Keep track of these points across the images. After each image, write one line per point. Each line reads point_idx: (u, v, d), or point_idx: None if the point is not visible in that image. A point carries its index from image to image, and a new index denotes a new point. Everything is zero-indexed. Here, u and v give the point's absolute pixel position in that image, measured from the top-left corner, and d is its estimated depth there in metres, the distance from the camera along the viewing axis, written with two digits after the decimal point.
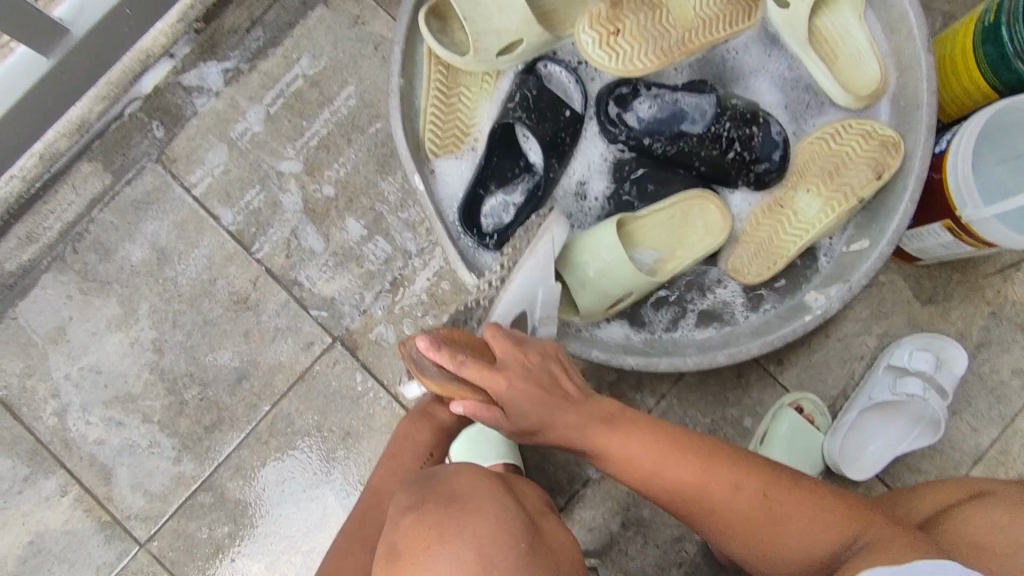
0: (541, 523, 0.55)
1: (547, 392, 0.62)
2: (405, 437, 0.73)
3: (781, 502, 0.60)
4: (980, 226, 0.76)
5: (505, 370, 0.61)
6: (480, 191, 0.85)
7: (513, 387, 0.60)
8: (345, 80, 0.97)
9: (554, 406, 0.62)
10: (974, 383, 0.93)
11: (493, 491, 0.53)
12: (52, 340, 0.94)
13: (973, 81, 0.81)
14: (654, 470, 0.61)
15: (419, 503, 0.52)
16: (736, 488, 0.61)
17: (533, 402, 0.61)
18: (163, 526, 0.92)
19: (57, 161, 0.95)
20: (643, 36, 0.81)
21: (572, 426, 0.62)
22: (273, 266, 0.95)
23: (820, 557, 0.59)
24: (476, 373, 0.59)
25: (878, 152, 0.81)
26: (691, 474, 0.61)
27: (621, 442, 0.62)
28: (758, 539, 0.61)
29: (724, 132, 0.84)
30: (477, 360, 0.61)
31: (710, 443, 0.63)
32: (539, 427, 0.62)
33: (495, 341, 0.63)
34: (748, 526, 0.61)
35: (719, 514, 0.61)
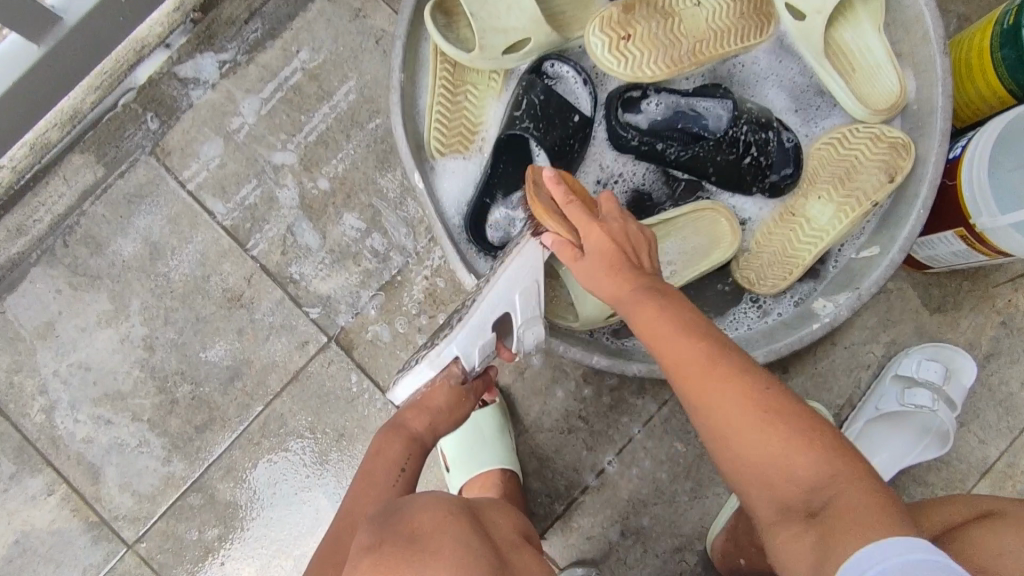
0: (511, 557, 0.52)
1: (625, 250, 0.63)
2: (380, 450, 0.66)
3: (778, 423, 0.52)
4: (995, 235, 0.74)
5: (602, 222, 0.65)
6: (487, 201, 0.83)
7: (598, 234, 0.64)
8: (344, 74, 0.94)
9: (618, 268, 0.62)
10: (982, 395, 0.91)
11: (457, 530, 0.51)
12: (41, 335, 0.92)
13: (989, 86, 0.79)
14: (660, 331, 0.58)
15: (378, 544, 0.50)
16: (755, 397, 0.53)
17: (605, 268, 0.63)
18: (151, 527, 0.90)
19: (49, 152, 0.93)
20: (654, 43, 0.79)
21: (632, 292, 0.61)
22: (268, 263, 0.93)
23: (800, 489, 0.51)
24: (578, 216, 0.65)
25: (888, 155, 0.79)
26: (697, 354, 0.56)
27: (652, 312, 0.59)
28: (732, 439, 0.54)
29: (740, 136, 0.81)
30: (575, 205, 0.66)
31: (725, 349, 0.56)
32: (600, 273, 0.63)
33: (610, 201, 0.67)
34: (729, 437, 0.54)
35: (715, 414, 0.54)
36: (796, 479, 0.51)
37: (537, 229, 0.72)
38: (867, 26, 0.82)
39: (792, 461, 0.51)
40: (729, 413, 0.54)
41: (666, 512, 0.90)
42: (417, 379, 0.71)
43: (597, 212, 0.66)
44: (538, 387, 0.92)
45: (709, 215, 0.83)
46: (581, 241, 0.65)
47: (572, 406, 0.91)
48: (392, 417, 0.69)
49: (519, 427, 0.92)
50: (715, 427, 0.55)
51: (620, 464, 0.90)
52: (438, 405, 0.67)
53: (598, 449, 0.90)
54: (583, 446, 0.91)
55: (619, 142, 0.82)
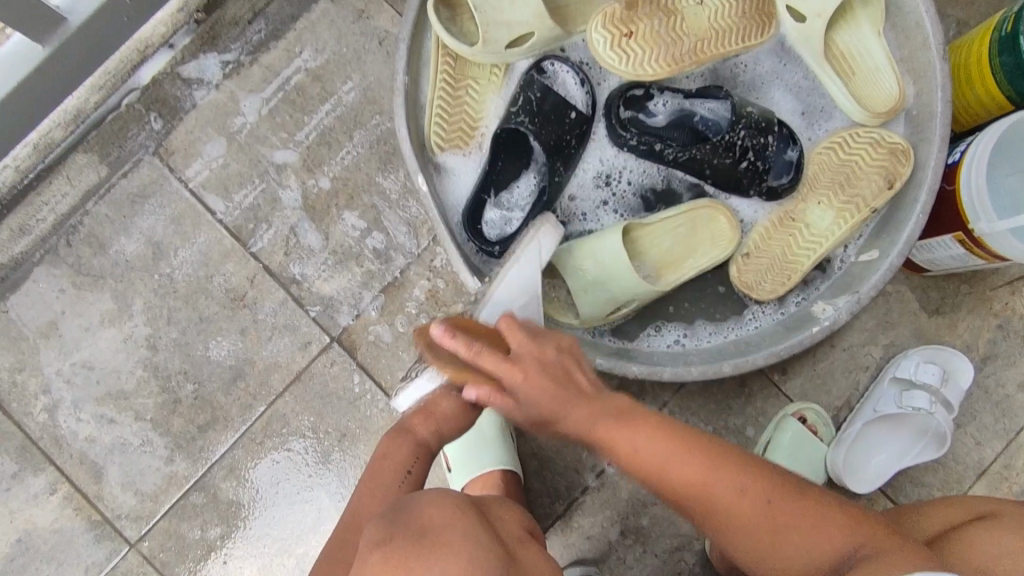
0: (518, 550, 0.53)
1: (562, 385, 0.57)
2: (386, 453, 0.69)
3: (789, 511, 0.57)
4: (992, 239, 0.75)
5: (519, 364, 0.56)
6: (484, 197, 0.84)
7: (528, 384, 0.56)
8: (347, 75, 0.95)
9: (568, 402, 0.57)
10: (979, 397, 0.92)
11: (466, 525, 0.51)
12: (44, 334, 0.92)
13: (987, 91, 0.80)
14: (661, 460, 0.58)
15: (387, 539, 0.51)
16: (762, 497, 0.57)
17: (544, 387, 0.56)
18: (154, 526, 0.91)
19: (52, 151, 0.93)
20: (656, 41, 0.80)
21: (597, 417, 0.58)
22: (271, 263, 0.93)
23: (827, 559, 0.56)
24: (491, 364, 0.56)
25: (887, 161, 0.80)
26: (693, 470, 0.58)
27: (623, 435, 0.58)
28: (757, 538, 0.57)
29: (738, 140, 0.82)
30: (484, 355, 0.56)
31: (717, 441, 0.60)
32: (552, 415, 0.58)
33: (512, 327, 0.59)
34: (754, 529, 0.57)
35: (729, 517, 0.58)
36: (821, 551, 0.56)
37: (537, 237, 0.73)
38: (867, 28, 0.83)
39: (814, 545, 0.57)
40: (743, 506, 0.57)
41: (666, 512, 0.91)
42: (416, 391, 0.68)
43: (508, 355, 0.57)
44: None
45: (706, 215, 0.84)
46: (507, 384, 0.56)
47: None
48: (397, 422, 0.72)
49: (521, 426, 0.92)
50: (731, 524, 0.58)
51: (620, 464, 0.91)
52: (442, 410, 0.68)
53: None
54: (584, 447, 0.91)
55: (618, 140, 0.84)
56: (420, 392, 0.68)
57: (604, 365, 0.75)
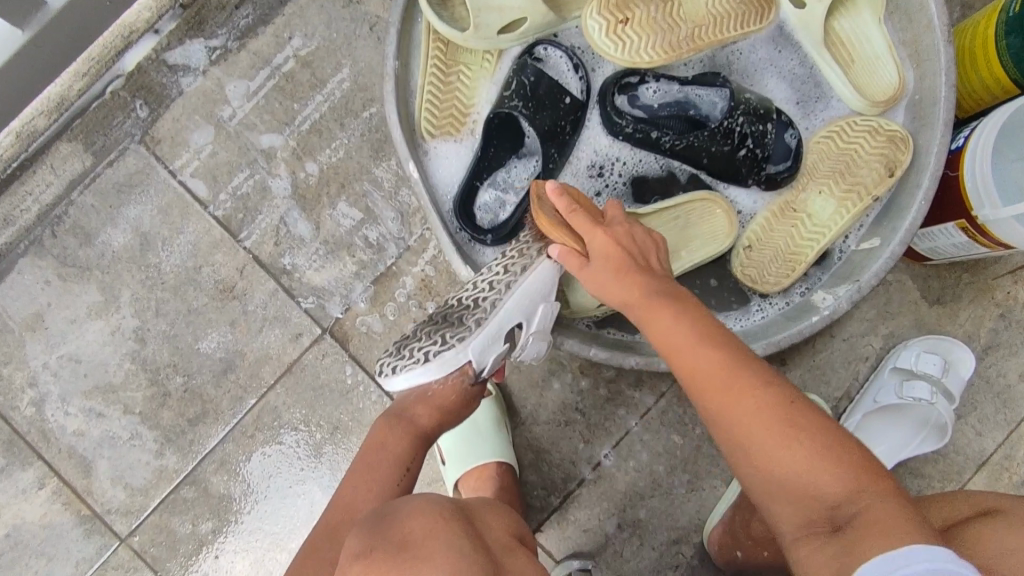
0: (506, 560, 0.51)
1: (626, 257, 0.66)
2: (375, 442, 0.68)
3: (797, 434, 0.53)
4: (996, 226, 0.73)
5: (604, 227, 0.67)
6: (476, 183, 0.82)
7: (598, 238, 0.66)
8: (337, 62, 0.93)
9: (626, 269, 0.65)
10: (980, 387, 0.91)
11: (449, 537, 0.50)
12: (29, 327, 0.90)
13: (992, 75, 0.78)
14: (677, 343, 0.60)
15: (368, 551, 0.50)
16: (771, 413, 0.54)
17: (610, 271, 0.65)
18: (144, 520, 0.89)
19: (36, 141, 0.91)
20: (651, 27, 0.77)
21: (642, 296, 0.64)
22: (261, 254, 0.91)
23: (819, 499, 0.51)
24: (586, 225, 0.67)
25: (887, 148, 0.78)
26: (718, 357, 0.58)
27: (665, 318, 0.62)
28: (755, 452, 0.54)
29: (737, 127, 0.80)
30: (578, 214, 0.67)
31: (752, 360, 0.58)
32: (611, 287, 0.66)
33: (616, 209, 0.70)
34: (749, 433, 0.55)
35: (734, 425, 0.56)
36: (814, 485, 0.51)
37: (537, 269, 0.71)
38: (866, 15, 0.81)
39: (802, 474, 0.52)
40: (749, 423, 0.55)
41: (662, 504, 0.90)
42: (423, 375, 0.68)
43: (593, 220, 0.67)
44: (535, 379, 0.91)
45: (707, 205, 0.82)
46: (585, 244, 0.67)
47: (569, 398, 0.90)
48: (394, 406, 0.71)
49: (516, 419, 0.91)
50: (727, 438, 0.57)
51: (617, 456, 0.90)
52: (442, 399, 0.68)
53: (595, 441, 0.90)
54: (580, 439, 0.90)
55: (613, 128, 0.82)
56: (424, 377, 0.68)
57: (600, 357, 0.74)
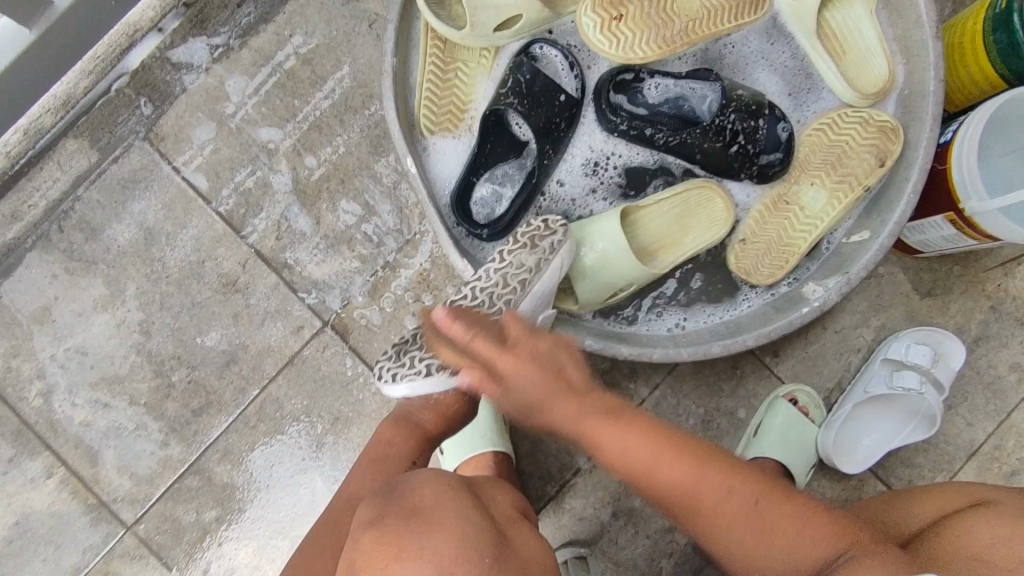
0: (511, 531, 0.54)
1: (556, 375, 0.60)
2: (381, 437, 0.74)
3: (782, 522, 0.61)
4: (983, 219, 0.75)
5: (513, 351, 0.60)
6: (472, 178, 0.84)
7: (523, 376, 0.59)
8: (338, 59, 0.94)
9: (563, 389, 0.60)
10: (970, 378, 0.92)
11: (458, 504, 0.52)
12: (37, 319, 0.92)
13: (980, 70, 0.79)
14: (643, 458, 0.61)
15: (380, 518, 0.52)
16: (745, 507, 0.61)
17: (539, 391, 0.59)
18: (150, 509, 0.91)
19: (42, 137, 0.93)
20: (645, 23, 0.79)
21: (581, 416, 0.61)
22: (263, 248, 0.93)
23: (813, 563, 0.59)
24: (491, 353, 0.60)
25: (877, 139, 0.80)
26: (683, 475, 0.61)
27: (613, 433, 0.61)
28: (752, 552, 0.61)
29: (728, 124, 0.82)
30: (481, 341, 0.61)
31: (702, 447, 0.63)
32: (538, 406, 0.61)
33: (514, 320, 0.63)
34: (728, 522, 0.61)
35: (717, 523, 0.62)
36: (804, 559, 0.60)
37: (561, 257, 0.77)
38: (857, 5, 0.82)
39: (791, 546, 0.60)
40: (739, 518, 0.61)
41: None
42: (427, 387, 0.70)
43: (505, 344, 0.61)
44: None
45: (703, 193, 0.84)
46: (498, 371, 0.60)
47: None
48: (398, 408, 0.77)
49: None
50: (721, 542, 0.63)
51: None
52: (444, 405, 0.72)
53: None
54: None
55: (608, 125, 0.84)
56: (427, 388, 0.70)
57: (594, 348, 0.76)
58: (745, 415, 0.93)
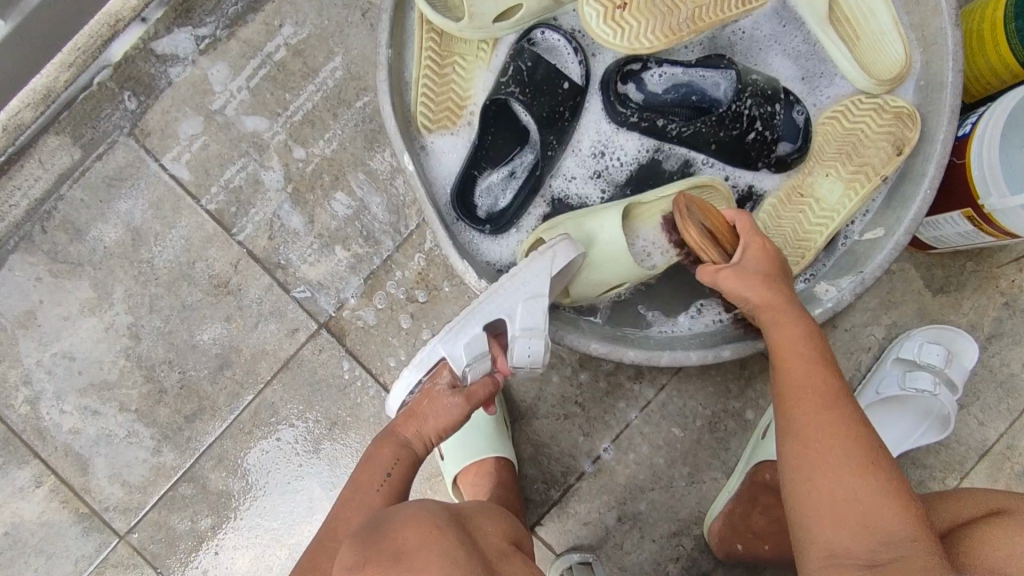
0: (500, 565, 0.52)
1: (780, 270, 0.68)
2: (370, 457, 0.66)
3: (881, 471, 0.55)
4: (1003, 215, 0.72)
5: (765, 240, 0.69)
6: (475, 173, 0.81)
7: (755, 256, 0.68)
8: (330, 50, 0.90)
9: (774, 279, 0.66)
10: (983, 376, 0.90)
11: (444, 542, 0.50)
12: (22, 324, 0.89)
13: (1000, 59, 0.76)
14: (789, 351, 0.62)
15: (362, 564, 0.50)
16: (848, 447, 0.56)
17: (758, 277, 0.66)
18: (143, 518, 0.89)
19: (23, 134, 0.89)
20: (651, 12, 0.75)
21: (780, 304, 0.65)
22: (255, 248, 0.90)
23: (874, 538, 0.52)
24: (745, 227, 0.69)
25: (894, 126, 0.77)
26: (816, 383, 0.60)
27: (788, 324, 0.64)
28: (836, 490, 0.55)
29: (745, 110, 0.78)
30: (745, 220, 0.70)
31: (842, 392, 0.60)
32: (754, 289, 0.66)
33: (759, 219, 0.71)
34: (823, 452, 0.56)
35: (818, 433, 0.57)
36: (872, 518, 0.53)
37: (553, 247, 0.71)
38: None
39: (874, 519, 0.53)
40: (830, 493, 0.55)
41: (662, 497, 0.89)
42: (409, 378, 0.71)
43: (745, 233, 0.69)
44: (533, 372, 0.90)
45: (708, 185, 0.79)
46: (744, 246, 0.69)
47: (568, 391, 0.90)
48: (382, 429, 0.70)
49: (515, 412, 0.90)
50: (796, 475, 0.58)
51: (616, 449, 0.89)
52: (426, 408, 0.67)
53: (595, 434, 0.89)
54: (579, 431, 0.90)
55: (617, 118, 0.80)
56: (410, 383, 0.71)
57: (602, 350, 0.72)
58: (752, 417, 0.90)
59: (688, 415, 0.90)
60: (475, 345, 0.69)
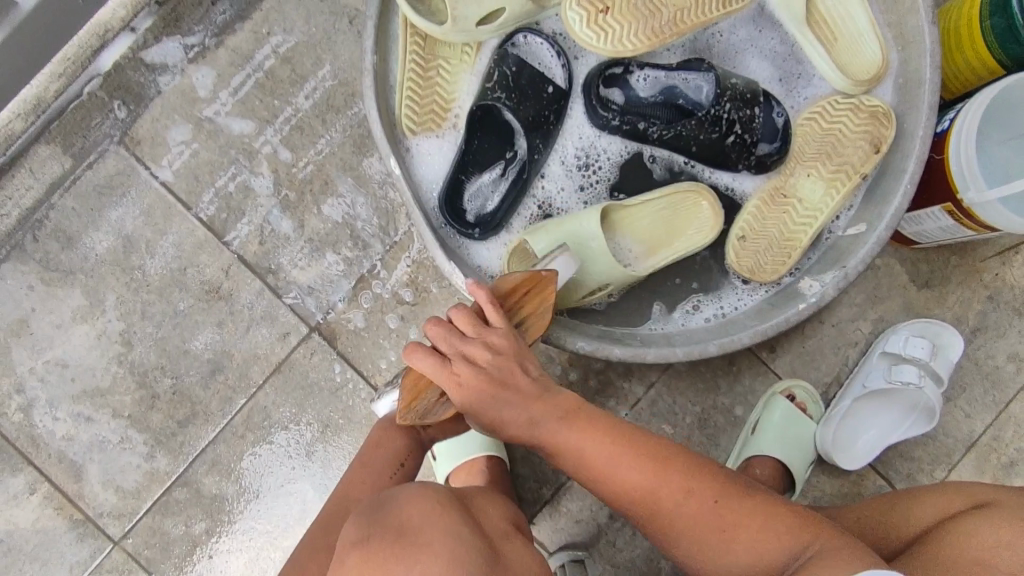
0: (503, 546, 0.52)
1: (500, 387, 0.59)
2: (380, 443, 0.70)
3: (741, 518, 0.57)
4: (982, 209, 0.73)
5: (495, 335, 0.61)
6: (462, 177, 0.81)
7: (455, 389, 0.60)
8: (318, 57, 0.91)
9: (539, 422, 0.60)
10: (969, 369, 0.91)
11: (448, 520, 0.51)
12: (14, 332, 0.90)
13: (978, 56, 0.77)
14: (603, 465, 0.60)
15: (366, 539, 0.50)
16: (706, 520, 0.58)
17: (484, 386, 0.59)
18: (137, 523, 0.89)
19: (13, 144, 0.90)
20: (633, 15, 0.76)
21: (535, 425, 0.60)
22: (245, 254, 0.91)
23: (774, 563, 0.56)
24: (479, 386, 0.59)
25: (869, 125, 0.78)
26: (641, 477, 0.59)
27: (583, 438, 0.60)
28: (709, 544, 0.58)
29: (724, 114, 0.79)
30: (450, 372, 0.60)
31: (667, 450, 0.60)
32: (486, 405, 0.60)
33: (440, 322, 0.62)
34: (693, 526, 0.58)
35: (676, 520, 0.59)
36: (760, 554, 0.56)
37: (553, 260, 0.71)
38: None
39: (767, 548, 0.56)
40: (734, 553, 0.57)
41: None
42: None
43: (483, 326, 0.62)
44: None
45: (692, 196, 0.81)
46: (461, 365, 0.60)
47: None
48: (389, 413, 0.74)
49: None
50: (692, 555, 0.59)
51: None
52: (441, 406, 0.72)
53: None
54: None
55: (598, 122, 0.82)
56: None
57: (588, 347, 0.73)
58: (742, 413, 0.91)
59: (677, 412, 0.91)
60: None
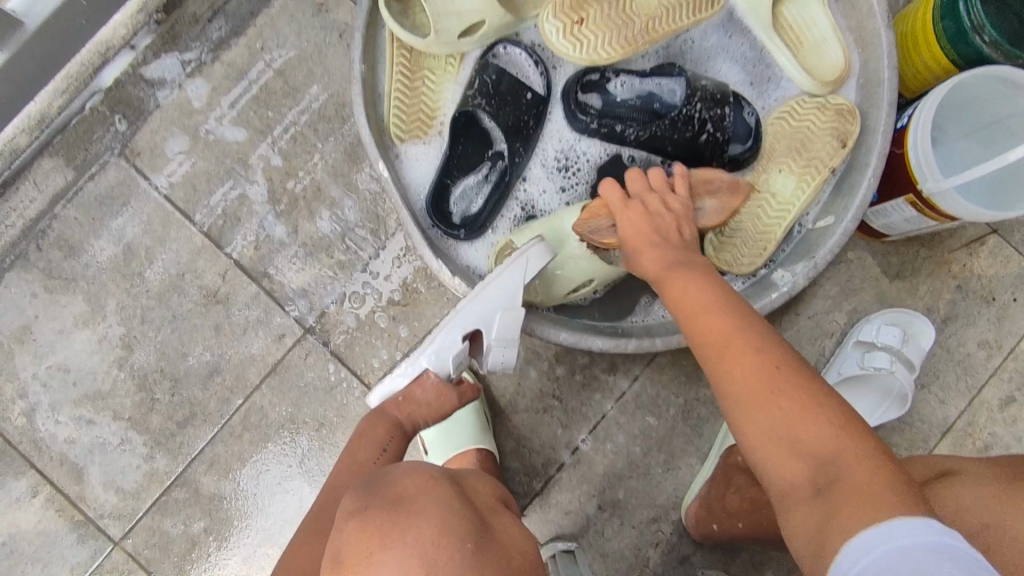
0: (492, 518, 0.55)
1: (657, 230, 0.71)
2: (366, 434, 0.71)
3: (790, 397, 0.53)
4: (940, 198, 0.77)
5: (639, 204, 0.73)
6: (448, 180, 0.85)
7: (629, 218, 0.72)
8: (310, 70, 0.96)
9: (652, 238, 0.70)
10: (941, 356, 0.94)
11: (442, 492, 0.54)
12: (17, 339, 0.93)
13: (933, 57, 0.82)
14: (698, 304, 0.62)
15: (363, 509, 0.53)
16: (768, 373, 0.55)
17: (640, 232, 0.71)
18: (137, 523, 0.91)
19: (17, 158, 0.93)
20: (607, 25, 0.81)
21: (648, 238, 0.70)
22: (242, 259, 0.94)
23: (814, 460, 0.50)
24: (632, 216, 0.73)
25: (836, 122, 0.83)
26: (719, 325, 0.60)
27: (683, 280, 0.65)
28: (756, 418, 0.54)
29: (695, 113, 0.84)
30: (627, 207, 0.73)
31: (754, 333, 0.58)
32: (634, 243, 0.71)
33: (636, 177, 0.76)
34: (751, 402, 0.54)
35: (737, 380, 0.56)
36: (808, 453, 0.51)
37: (525, 253, 0.74)
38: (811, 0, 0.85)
39: (814, 451, 0.50)
40: (771, 434, 0.53)
41: (641, 485, 0.92)
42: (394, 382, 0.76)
43: (672, 193, 0.75)
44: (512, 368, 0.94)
45: None
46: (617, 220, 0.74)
47: (546, 386, 0.93)
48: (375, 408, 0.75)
49: (496, 408, 0.94)
50: (736, 401, 0.56)
51: (594, 440, 0.93)
52: (421, 398, 0.73)
53: (573, 426, 0.93)
54: (558, 424, 0.93)
55: (577, 125, 0.86)
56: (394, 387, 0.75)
57: (572, 338, 0.76)
58: None
59: (661, 404, 0.94)
60: (461, 346, 0.74)
